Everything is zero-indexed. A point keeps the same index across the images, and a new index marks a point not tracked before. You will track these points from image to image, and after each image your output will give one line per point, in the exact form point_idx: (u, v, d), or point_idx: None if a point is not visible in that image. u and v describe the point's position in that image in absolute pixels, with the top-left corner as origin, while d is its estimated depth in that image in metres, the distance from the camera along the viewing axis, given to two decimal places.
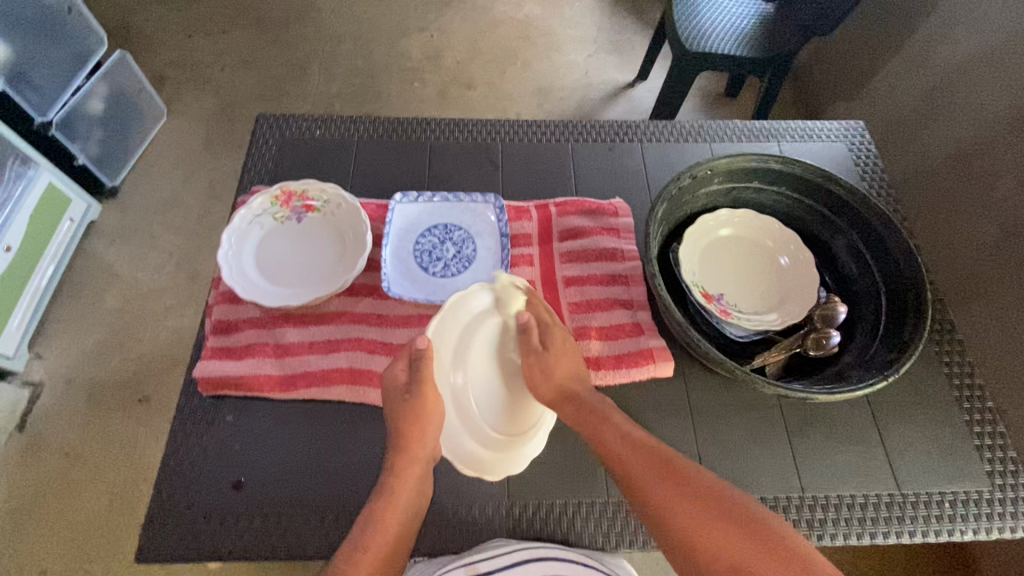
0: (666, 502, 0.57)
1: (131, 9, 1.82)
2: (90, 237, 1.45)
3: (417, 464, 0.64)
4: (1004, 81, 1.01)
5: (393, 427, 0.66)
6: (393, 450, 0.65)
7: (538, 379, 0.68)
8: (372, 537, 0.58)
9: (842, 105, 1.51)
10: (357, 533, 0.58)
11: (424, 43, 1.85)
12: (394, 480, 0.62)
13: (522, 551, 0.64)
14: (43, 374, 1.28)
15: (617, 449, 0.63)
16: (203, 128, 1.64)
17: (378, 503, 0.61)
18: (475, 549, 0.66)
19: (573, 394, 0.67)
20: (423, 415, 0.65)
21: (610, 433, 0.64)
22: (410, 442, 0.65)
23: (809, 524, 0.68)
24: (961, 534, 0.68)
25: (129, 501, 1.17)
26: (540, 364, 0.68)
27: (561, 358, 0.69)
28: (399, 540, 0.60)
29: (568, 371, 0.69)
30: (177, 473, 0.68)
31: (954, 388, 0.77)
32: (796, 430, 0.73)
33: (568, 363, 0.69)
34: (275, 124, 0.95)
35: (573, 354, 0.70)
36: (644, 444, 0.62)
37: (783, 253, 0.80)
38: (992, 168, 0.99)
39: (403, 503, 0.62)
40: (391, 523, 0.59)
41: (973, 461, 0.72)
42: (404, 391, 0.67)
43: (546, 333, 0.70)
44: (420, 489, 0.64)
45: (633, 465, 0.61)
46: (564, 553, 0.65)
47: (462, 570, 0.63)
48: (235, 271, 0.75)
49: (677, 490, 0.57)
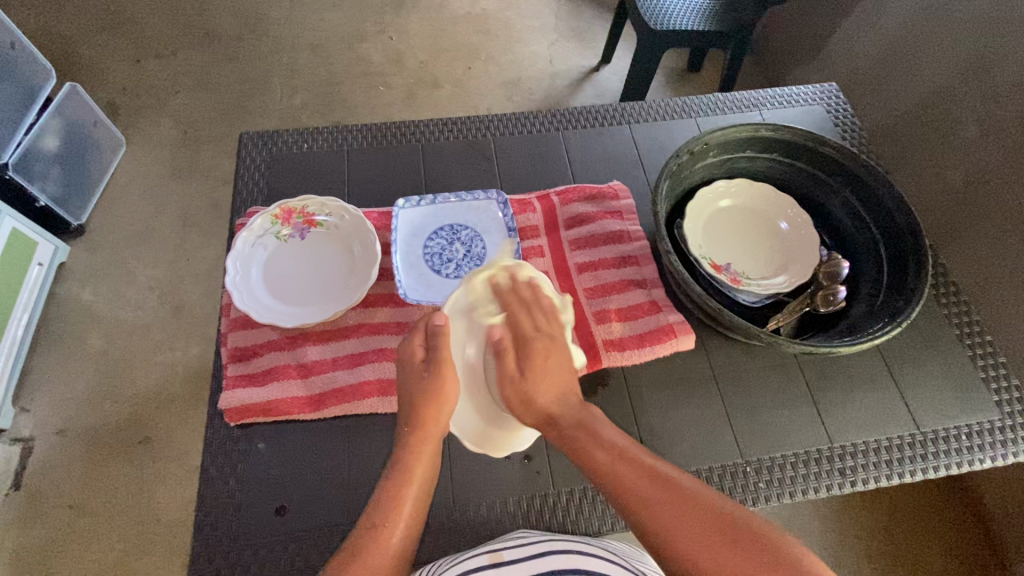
0: (667, 528, 0.47)
1: (71, 37, 1.73)
2: (62, 280, 1.39)
3: (432, 440, 0.60)
4: (957, 31, 1.06)
5: (409, 408, 0.61)
6: (408, 428, 0.60)
7: (516, 408, 0.60)
8: (389, 515, 0.54)
9: (801, 70, 1.56)
10: (371, 513, 0.54)
11: (383, 46, 1.83)
12: (406, 458, 0.58)
13: (548, 544, 0.60)
14: (33, 428, 1.22)
15: (607, 467, 0.54)
16: (166, 155, 1.58)
17: (394, 483, 0.56)
18: (499, 542, 0.62)
19: (550, 419, 0.59)
20: (439, 396, 0.61)
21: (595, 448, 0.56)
22: (426, 420, 0.60)
23: (840, 473, 0.71)
24: (979, 463, 0.73)
25: (144, 547, 1.13)
26: (517, 393, 0.60)
27: (542, 383, 0.61)
28: (414, 517, 0.55)
29: (550, 394, 0.61)
30: (216, 507, 0.67)
31: (954, 329, 0.81)
32: (817, 385, 0.76)
33: (550, 390, 0.61)
34: (258, 142, 0.93)
35: (559, 376, 0.62)
36: (638, 463, 0.53)
37: (782, 218, 0.82)
38: (950, 115, 1.04)
39: (419, 480, 0.57)
40: (407, 498, 0.55)
41: (982, 394, 0.76)
42: (421, 368, 0.63)
43: (524, 352, 0.62)
44: (434, 466, 0.60)
45: (626, 488, 0.51)
46: (594, 550, 0.60)
47: (486, 555, 0.59)
48: (245, 295, 0.74)
49: (677, 513, 0.48)
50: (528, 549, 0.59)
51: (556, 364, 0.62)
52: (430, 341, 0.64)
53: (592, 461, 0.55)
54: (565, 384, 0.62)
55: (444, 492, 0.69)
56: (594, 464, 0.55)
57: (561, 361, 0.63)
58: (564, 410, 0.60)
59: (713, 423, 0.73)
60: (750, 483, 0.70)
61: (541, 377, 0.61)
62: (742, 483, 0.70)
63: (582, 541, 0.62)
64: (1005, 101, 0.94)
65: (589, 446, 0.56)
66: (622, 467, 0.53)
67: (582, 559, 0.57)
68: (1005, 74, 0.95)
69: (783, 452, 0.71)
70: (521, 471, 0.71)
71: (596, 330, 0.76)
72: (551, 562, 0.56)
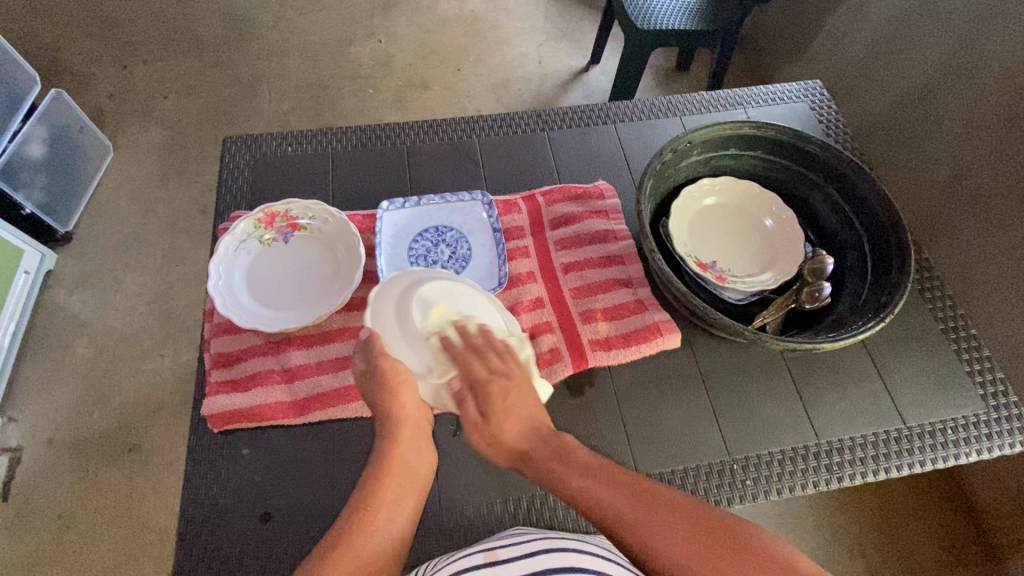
0: (660, 546, 0.50)
1: (57, 44, 1.72)
2: (49, 287, 1.38)
3: (408, 430, 0.61)
4: (939, 27, 1.06)
5: (374, 408, 0.61)
6: (380, 423, 0.61)
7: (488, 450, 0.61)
8: (373, 500, 0.56)
9: (789, 67, 1.56)
10: (356, 499, 0.56)
11: (372, 49, 1.82)
12: (385, 449, 0.59)
13: (544, 541, 0.59)
14: (20, 437, 1.21)
15: (590, 496, 0.54)
16: (153, 160, 1.57)
17: (377, 469, 0.58)
18: (493, 540, 0.61)
19: (523, 456, 0.60)
20: (391, 392, 0.60)
21: (573, 478, 0.56)
22: (393, 410, 0.60)
23: (827, 470, 0.71)
24: (965, 456, 0.73)
25: (134, 556, 1.12)
26: (484, 434, 0.60)
27: (505, 421, 0.60)
28: (398, 502, 0.57)
29: (517, 427, 0.61)
30: (200, 514, 0.66)
31: (939, 323, 0.82)
32: (803, 381, 0.76)
33: (516, 425, 0.60)
34: (243, 146, 0.92)
35: (522, 409, 0.61)
36: (616, 480, 0.55)
37: (767, 215, 0.82)
38: (934, 111, 1.04)
39: (398, 469, 0.58)
40: (384, 486, 0.57)
41: (968, 388, 0.77)
42: (365, 375, 0.61)
43: (485, 393, 0.59)
44: (417, 452, 0.60)
45: (611, 509, 0.53)
46: (588, 547, 0.59)
47: (480, 554, 0.58)
48: (228, 300, 0.73)
49: (668, 527, 0.51)
50: (522, 547, 0.58)
51: (520, 404, 0.61)
52: (366, 352, 0.61)
53: (571, 488, 0.56)
54: (530, 417, 0.61)
55: (430, 494, 0.69)
56: (578, 494, 0.55)
57: (521, 395, 0.61)
58: (534, 445, 0.60)
59: (700, 421, 0.73)
60: (737, 481, 0.70)
61: (504, 416, 0.60)
62: (730, 481, 0.70)
63: (576, 538, 0.62)
64: (988, 98, 0.95)
65: (565, 471, 0.57)
66: (602, 487, 0.54)
67: (576, 556, 0.57)
68: (988, 69, 0.95)
69: (770, 449, 0.71)
70: (506, 472, 0.70)
71: (583, 330, 0.76)
72: (545, 560, 0.56)
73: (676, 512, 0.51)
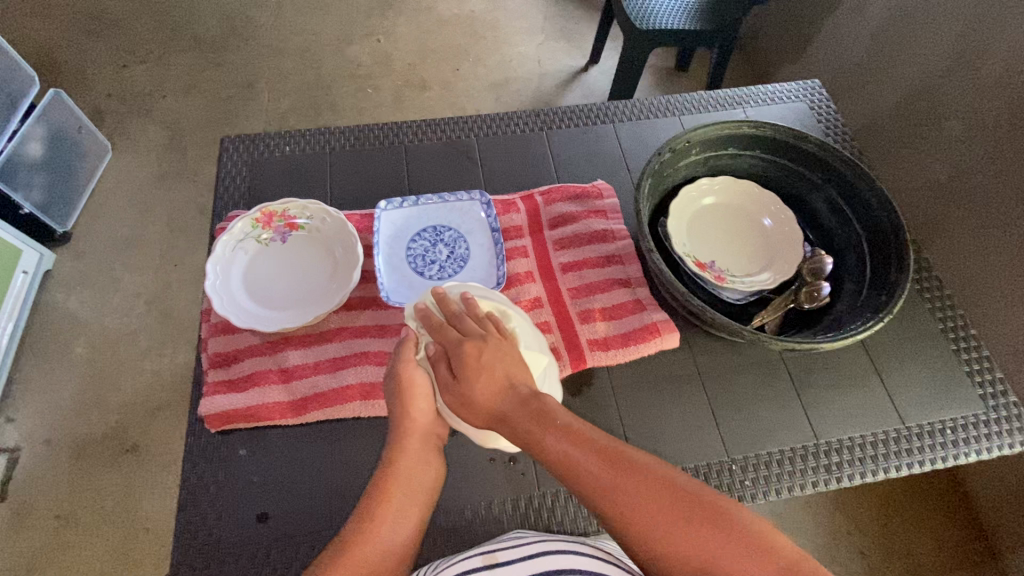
0: (636, 518, 0.48)
1: (55, 43, 1.72)
2: (47, 287, 1.37)
3: (417, 440, 0.59)
4: (938, 26, 1.06)
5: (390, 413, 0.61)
6: (391, 430, 0.60)
7: (463, 415, 0.57)
8: (379, 509, 0.54)
9: (789, 67, 1.56)
10: (361, 508, 0.55)
11: (371, 48, 1.82)
12: (392, 458, 0.58)
13: (544, 543, 0.59)
14: (18, 438, 1.21)
15: (566, 459, 0.51)
16: (152, 160, 1.57)
17: (382, 478, 0.57)
18: (493, 543, 0.61)
19: (500, 415, 0.55)
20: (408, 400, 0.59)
21: (551, 438, 0.52)
22: (404, 418, 0.59)
23: (826, 470, 0.71)
24: (964, 457, 0.73)
25: (131, 556, 1.12)
26: (457, 399, 0.57)
27: (477, 381, 0.57)
28: (404, 514, 0.55)
29: (492, 389, 0.56)
30: (198, 515, 0.66)
31: (938, 322, 0.82)
32: (802, 382, 0.75)
33: (489, 388, 0.56)
34: (241, 145, 0.92)
35: (498, 369, 0.57)
36: (596, 444, 0.52)
37: (766, 215, 0.82)
38: (934, 110, 1.04)
39: (405, 479, 0.57)
40: (391, 496, 0.55)
41: (967, 387, 0.77)
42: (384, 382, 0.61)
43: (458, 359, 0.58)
44: (425, 463, 0.59)
45: (588, 477, 0.50)
46: (588, 550, 0.59)
47: (479, 557, 0.58)
48: (225, 300, 0.73)
49: (645, 499, 0.48)
50: (522, 550, 0.58)
51: (500, 367, 0.58)
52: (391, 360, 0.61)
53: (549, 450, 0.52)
54: (506, 379, 0.57)
55: None
56: (557, 457, 0.51)
57: (498, 354, 0.58)
58: (506, 402, 0.55)
59: (698, 421, 0.73)
60: (736, 482, 0.69)
61: (477, 377, 0.57)
62: (729, 481, 0.69)
63: (575, 540, 0.62)
64: (987, 98, 0.95)
65: (541, 431, 0.53)
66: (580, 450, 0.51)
67: (576, 559, 0.57)
68: (987, 68, 0.95)
69: (769, 449, 0.71)
70: (505, 473, 0.70)
71: (581, 330, 0.76)
72: (545, 563, 0.56)
73: (656, 485, 0.49)
